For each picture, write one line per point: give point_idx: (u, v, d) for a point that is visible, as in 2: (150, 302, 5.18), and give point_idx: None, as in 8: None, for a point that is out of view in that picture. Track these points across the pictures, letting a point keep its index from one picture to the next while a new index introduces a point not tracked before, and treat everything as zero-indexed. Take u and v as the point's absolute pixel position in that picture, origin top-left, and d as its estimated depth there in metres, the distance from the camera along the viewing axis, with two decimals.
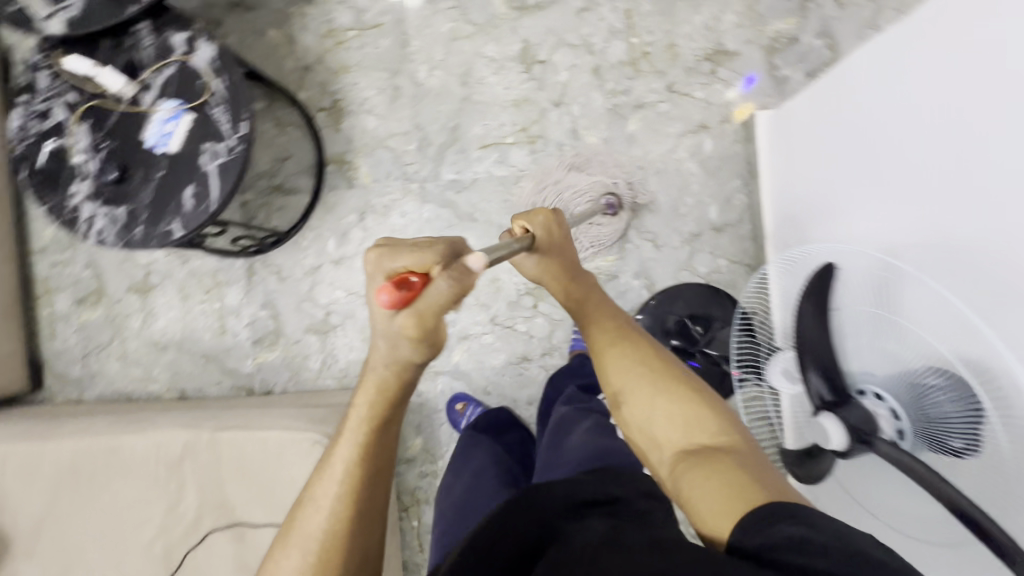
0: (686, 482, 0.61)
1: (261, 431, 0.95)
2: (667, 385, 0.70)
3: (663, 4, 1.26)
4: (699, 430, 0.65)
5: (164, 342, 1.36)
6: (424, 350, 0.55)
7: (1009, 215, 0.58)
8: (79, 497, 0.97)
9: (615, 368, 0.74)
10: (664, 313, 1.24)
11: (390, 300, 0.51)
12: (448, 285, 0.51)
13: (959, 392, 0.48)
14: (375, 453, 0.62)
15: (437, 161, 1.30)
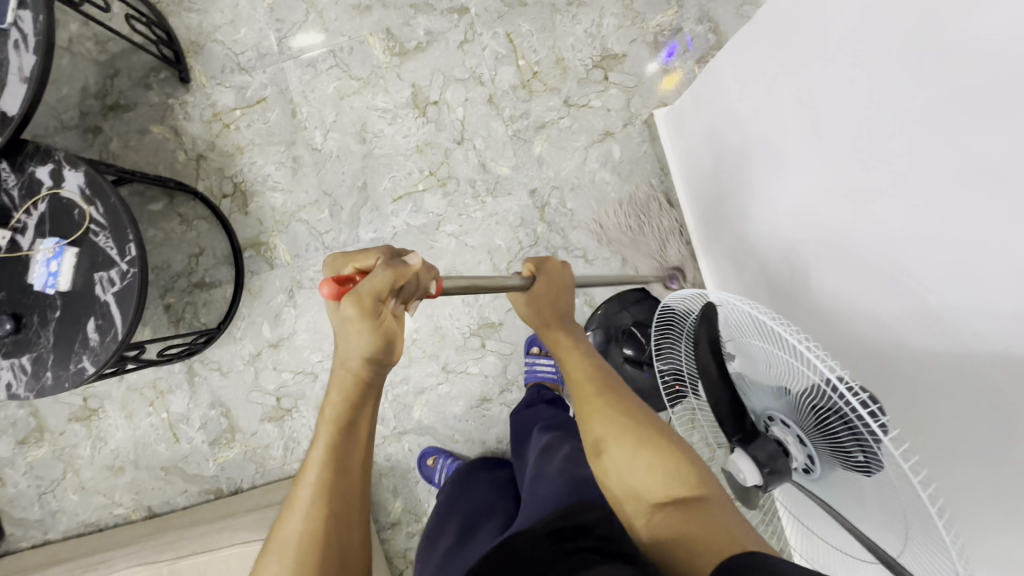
0: (672, 533, 0.56)
1: (223, 548, 0.92)
2: (646, 437, 0.66)
3: (541, 21, 1.25)
4: (677, 478, 0.61)
5: (119, 463, 1.32)
6: (371, 347, 0.56)
7: (888, 201, 0.62)
8: None
9: (596, 415, 0.70)
10: (615, 319, 1.24)
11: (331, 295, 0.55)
12: (384, 271, 0.55)
13: (836, 412, 0.48)
14: (342, 484, 0.57)
15: (353, 223, 1.27)
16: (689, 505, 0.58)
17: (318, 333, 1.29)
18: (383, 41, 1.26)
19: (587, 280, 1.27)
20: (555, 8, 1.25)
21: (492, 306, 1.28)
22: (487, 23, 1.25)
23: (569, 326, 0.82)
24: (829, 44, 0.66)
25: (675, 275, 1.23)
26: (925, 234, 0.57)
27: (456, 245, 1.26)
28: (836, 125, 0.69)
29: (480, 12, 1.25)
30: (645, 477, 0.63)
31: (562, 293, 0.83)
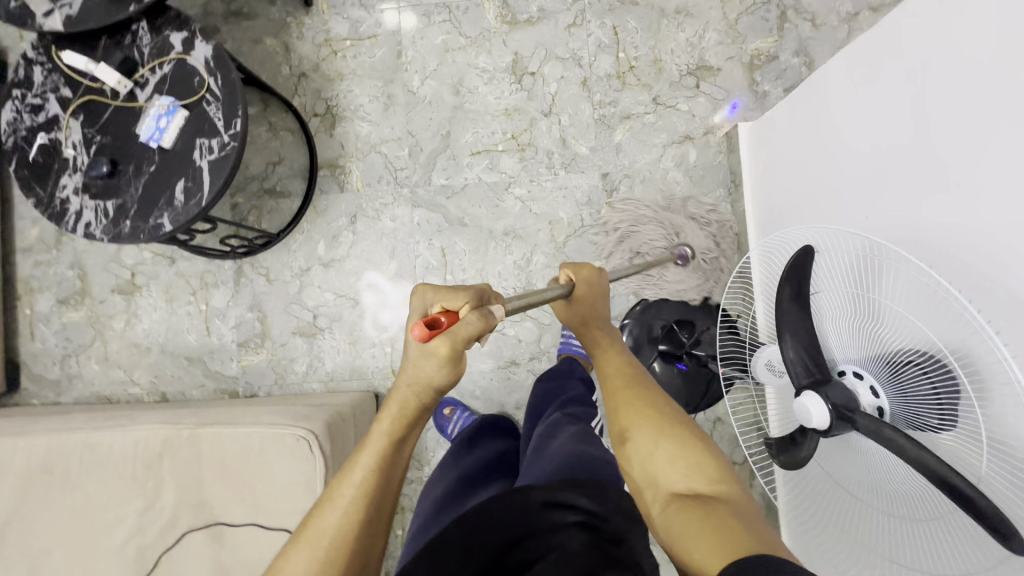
0: (679, 523, 0.58)
1: (245, 426, 0.93)
2: (670, 430, 0.69)
3: (648, 21, 1.31)
4: (697, 475, 0.64)
5: (147, 343, 1.34)
6: (446, 375, 0.59)
7: (988, 201, 0.60)
8: (51, 496, 0.94)
9: (625, 410, 0.73)
10: (650, 320, 1.26)
11: (424, 335, 0.54)
12: (477, 320, 0.57)
13: (940, 371, 0.48)
14: (388, 482, 0.58)
15: (429, 167, 1.33)
16: (706, 499, 0.60)
17: (369, 262, 1.32)
18: (497, 8, 1.33)
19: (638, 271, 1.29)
20: (664, 12, 1.31)
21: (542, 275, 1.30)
22: (597, 13, 1.32)
23: (609, 328, 0.87)
24: (949, 45, 0.66)
25: (683, 250, 1.23)
26: (997, 224, 0.58)
27: (521, 209, 1.31)
28: (918, 135, 0.72)
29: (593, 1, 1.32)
30: (664, 467, 0.66)
31: (598, 299, 0.86)
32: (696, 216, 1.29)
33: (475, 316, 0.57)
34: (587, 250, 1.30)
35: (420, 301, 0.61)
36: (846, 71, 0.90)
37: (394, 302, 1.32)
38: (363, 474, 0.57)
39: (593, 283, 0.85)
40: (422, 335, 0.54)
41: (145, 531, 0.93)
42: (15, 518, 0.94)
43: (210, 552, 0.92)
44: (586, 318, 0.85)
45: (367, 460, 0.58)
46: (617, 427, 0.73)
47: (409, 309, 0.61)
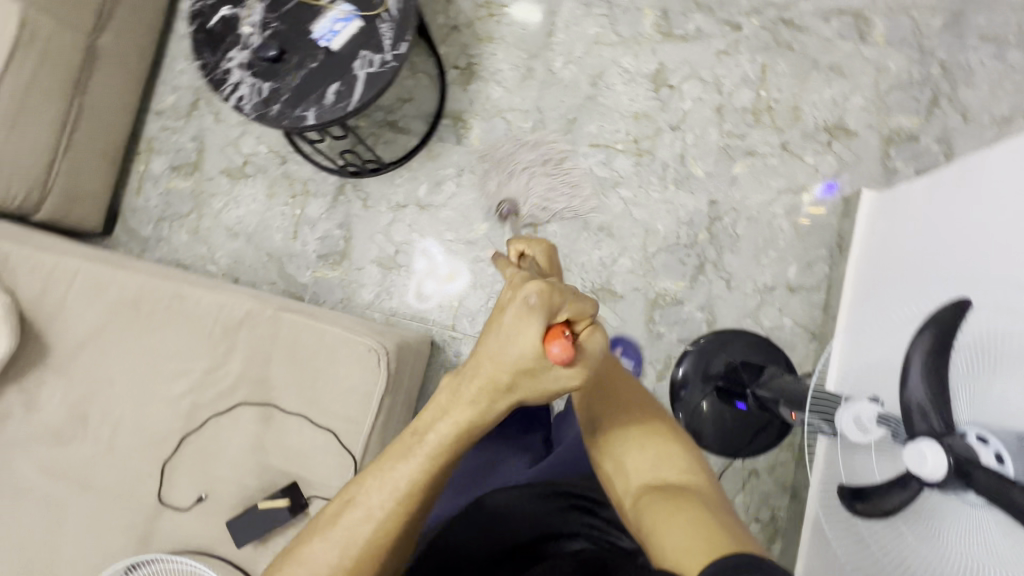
0: (649, 510, 0.57)
1: (324, 322, 0.96)
2: (638, 419, 0.68)
3: (798, 69, 1.32)
4: (667, 466, 0.62)
5: (237, 230, 1.40)
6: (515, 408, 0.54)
7: None
8: (130, 330, 0.99)
9: (598, 403, 0.71)
10: (708, 358, 1.24)
11: (564, 358, 0.48)
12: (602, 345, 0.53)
13: None
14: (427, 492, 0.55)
15: (546, 145, 1.35)
16: (675, 487, 0.59)
17: (462, 217, 1.35)
18: (656, 17, 1.36)
19: (718, 302, 1.28)
20: (816, 64, 1.32)
21: (623, 278, 1.30)
22: (751, 48, 1.33)
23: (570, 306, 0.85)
24: None
25: (505, 207, 1.30)
26: None
27: (622, 210, 1.32)
28: None
29: (750, 36, 1.33)
30: (634, 456, 0.65)
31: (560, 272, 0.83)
32: (791, 267, 1.28)
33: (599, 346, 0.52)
34: (673, 267, 1.29)
35: (543, 303, 0.48)
36: (994, 166, 0.83)
37: (444, 270, 1.34)
38: (399, 491, 0.53)
39: (548, 261, 0.76)
40: (561, 358, 0.47)
41: (203, 389, 0.97)
42: (93, 341, 1.00)
43: (256, 429, 0.95)
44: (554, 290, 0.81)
45: (402, 476, 0.53)
46: (588, 419, 0.71)
47: (523, 306, 0.48)
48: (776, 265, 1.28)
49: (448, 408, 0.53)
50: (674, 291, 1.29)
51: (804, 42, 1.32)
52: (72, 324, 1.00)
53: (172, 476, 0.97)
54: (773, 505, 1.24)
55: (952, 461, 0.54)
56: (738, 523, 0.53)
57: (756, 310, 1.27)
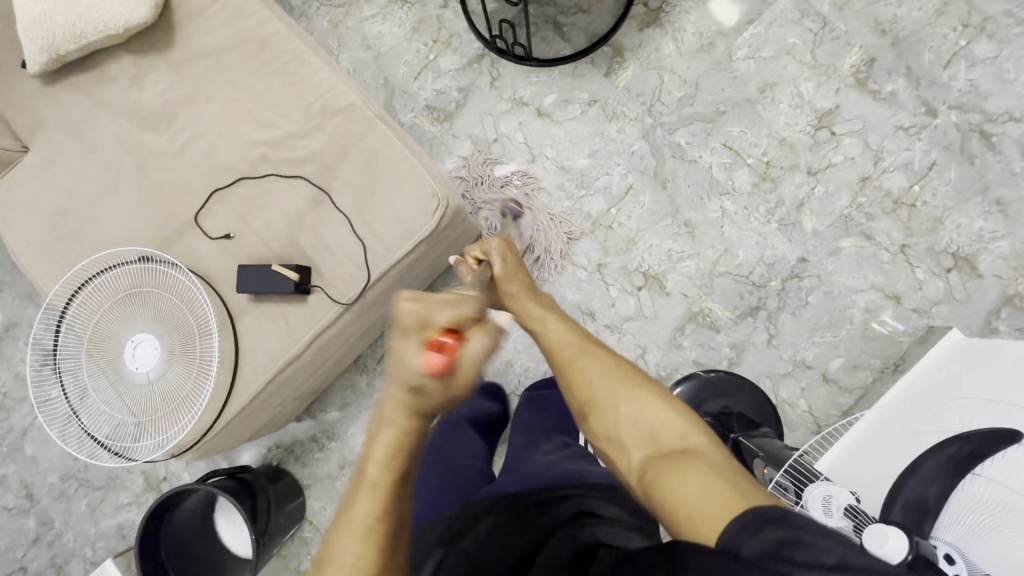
0: (657, 481, 0.60)
1: (408, 149, 0.97)
2: (628, 385, 0.71)
3: (965, 185, 1.21)
4: (662, 433, 0.66)
5: (370, 43, 1.41)
6: (440, 409, 0.60)
7: None
8: (247, 64, 1.02)
9: (586, 378, 0.74)
10: (703, 396, 1.21)
11: (438, 366, 0.56)
12: (483, 342, 0.59)
13: None
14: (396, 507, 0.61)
15: (683, 121, 1.30)
16: (679, 452, 0.62)
17: (569, 142, 1.32)
18: (861, 60, 1.26)
19: (750, 349, 1.24)
20: (985, 190, 1.21)
21: (678, 278, 1.27)
22: (932, 140, 1.23)
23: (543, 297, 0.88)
24: None
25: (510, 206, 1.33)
26: None
27: (716, 218, 1.27)
28: None
29: (939, 128, 1.23)
30: (629, 428, 0.67)
31: (518, 267, 0.89)
32: (838, 358, 1.22)
33: (482, 338, 0.59)
34: (730, 295, 1.25)
35: (414, 317, 0.60)
36: None
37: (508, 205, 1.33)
38: (372, 486, 0.61)
39: (504, 254, 0.89)
40: (438, 368, 0.56)
41: (277, 148, 1.00)
42: (210, 56, 1.03)
43: (302, 207, 0.98)
44: (522, 284, 0.87)
45: (374, 473, 0.61)
46: (579, 400, 0.73)
47: (404, 322, 0.61)
48: (825, 349, 1.22)
49: (392, 417, 0.61)
50: (717, 317, 1.25)
51: (988, 162, 1.21)
52: (202, 33, 1.04)
53: (215, 206, 1.01)
54: None
55: (908, 557, 0.51)
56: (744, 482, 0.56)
57: (780, 377, 1.23)
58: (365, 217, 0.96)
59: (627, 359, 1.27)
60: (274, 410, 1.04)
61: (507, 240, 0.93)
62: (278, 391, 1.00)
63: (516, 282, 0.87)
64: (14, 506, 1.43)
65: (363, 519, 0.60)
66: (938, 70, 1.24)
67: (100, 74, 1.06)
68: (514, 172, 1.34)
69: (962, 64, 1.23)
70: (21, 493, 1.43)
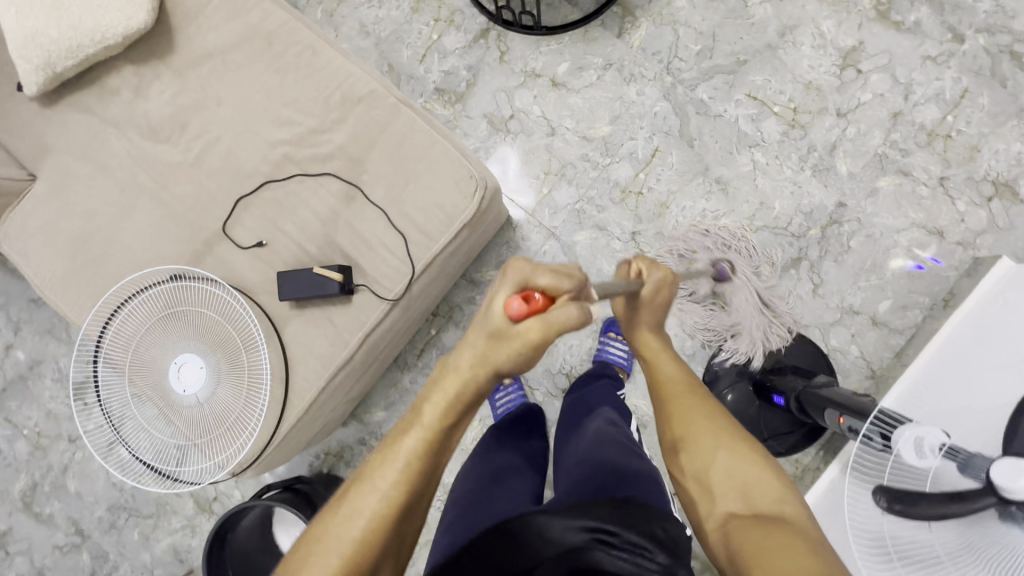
0: (735, 539, 0.61)
1: (438, 133, 0.92)
2: (738, 441, 0.70)
3: (999, 109, 1.18)
4: (755, 493, 0.65)
5: (370, 30, 1.35)
6: (517, 362, 0.60)
7: None
8: (256, 61, 0.97)
9: (694, 421, 0.73)
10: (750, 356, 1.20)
11: (521, 312, 0.56)
12: (575, 313, 0.57)
13: None
14: (429, 462, 0.63)
15: (703, 76, 1.25)
16: (766, 515, 0.61)
17: (588, 111, 1.28)
18: None
19: (796, 301, 1.22)
20: (1021, 113, 1.18)
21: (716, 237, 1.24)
22: (961, 66, 1.20)
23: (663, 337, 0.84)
24: None
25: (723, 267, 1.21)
26: None
27: (747, 172, 1.24)
28: None
29: (967, 53, 1.19)
30: (720, 480, 0.68)
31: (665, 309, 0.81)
32: (885, 300, 1.20)
33: (573, 308, 0.57)
34: (770, 249, 1.23)
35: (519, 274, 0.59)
36: None
37: (512, 185, 1.30)
38: (422, 427, 0.63)
39: (661, 288, 0.81)
40: (518, 316, 0.57)
41: (299, 146, 0.95)
42: (215, 57, 0.98)
43: (333, 205, 0.94)
44: (654, 317, 0.83)
45: (430, 417, 0.63)
46: (678, 438, 0.74)
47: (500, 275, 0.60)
48: (872, 293, 1.20)
49: (456, 363, 0.62)
50: (759, 272, 1.23)
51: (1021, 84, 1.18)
52: (203, 34, 0.98)
53: (242, 213, 0.97)
54: None
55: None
56: (834, 560, 0.54)
57: (829, 325, 1.21)
58: (402, 208, 0.92)
59: (671, 326, 1.25)
60: (328, 416, 1.02)
61: (675, 276, 0.83)
62: (332, 397, 0.97)
63: (652, 313, 0.82)
64: (65, 543, 1.41)
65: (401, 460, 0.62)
66: None
67: (101, 88, 1.01)
68: (535, 148, 1.29)
69: None
70: (71, 529, 1.41)
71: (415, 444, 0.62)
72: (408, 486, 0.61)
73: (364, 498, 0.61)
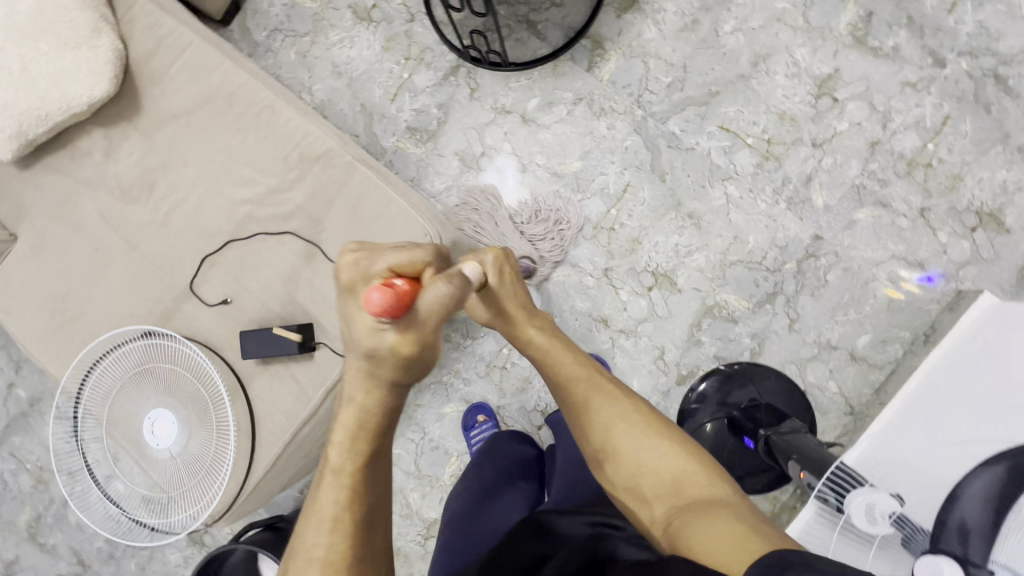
0: (680, 531, 0.61)
1: (393, 190, 0.93)
2: (648, 428, 0.73)
3: (983, 136, 1.14)
4: (685, 484, 0.68)
5: (342, 70, 1.36)
6: (406, 375, 0.52)
7: None
8: (218, 122, 0.99)
9: (602, 417, 0.75)
10: (728, 393, 1.18)
11: (385, 302, 0.47)
12: (446, 289, 0.51)
13: None
14: (365, 496, 0.57)
15: (675, 109, 1.23)
16: (701, 504, 0.64)
17: (559, 146, 1.27)
18: (857, 16, 1.18)
19: (772, 337, 1.20)
20: (1006, 139, 1.13)
21: (689, 272, 1.22)
22: (942, 92, 1.15)
23: (540, 315, 0.84)
24: None
25: (527, 263, 1.25)
26: None
27: (720, 205, 1.22)
28: None
29: (949, 78, 1.15)
30: (649, 479, 0.69)
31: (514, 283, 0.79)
32: (864, 335, 1.17)
33: (443, 283, 0.51)
34: (745, 284, 1.21)
35: (353, 268, 0.54)
36: None
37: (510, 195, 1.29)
38: (334, 473, 0.56)
39: (500, 268, 0.78)
40: (384, 309, 0.47)
41: (261, 205, 0.97)
42: (179, 118, 1.00)
43: (294, 262, 0.96)
44: (524, 301, 0.82)
45: (337, 458, 0.56)
46: (594, 444, 0.74)
47: (348, 278, 0.55)
48: (850, 328, 1.18)
49: (350, 394, 0.53)
50: (734, 307, 1.21)
51: (1006, 109, 1.13)
52: (167, 96, 1.01)
53: (208, 272, 0.99)
54: None
55: None
56: (763, 528, 0.58)
57: (806, 361, 1.19)
58: None
59: (645, 362, 1.24)
60: (298, 465, 1.04)
61: (504, 250, 0.81)
62: (300, 448, 0.99)
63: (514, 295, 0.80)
64: (68, 572, 1.47)
65: (330, 511, 0.56)
66: (943, 17, 1.15)
67: (74, 150, 1.04)
68: (507, 184, 1.29)
69: (969, 5, 1.15)
70: (73, 559, 1.47)
71: (338, 492, 0.56)
72: (347, 535, 0.56)
73: (305, 550, 0.56)
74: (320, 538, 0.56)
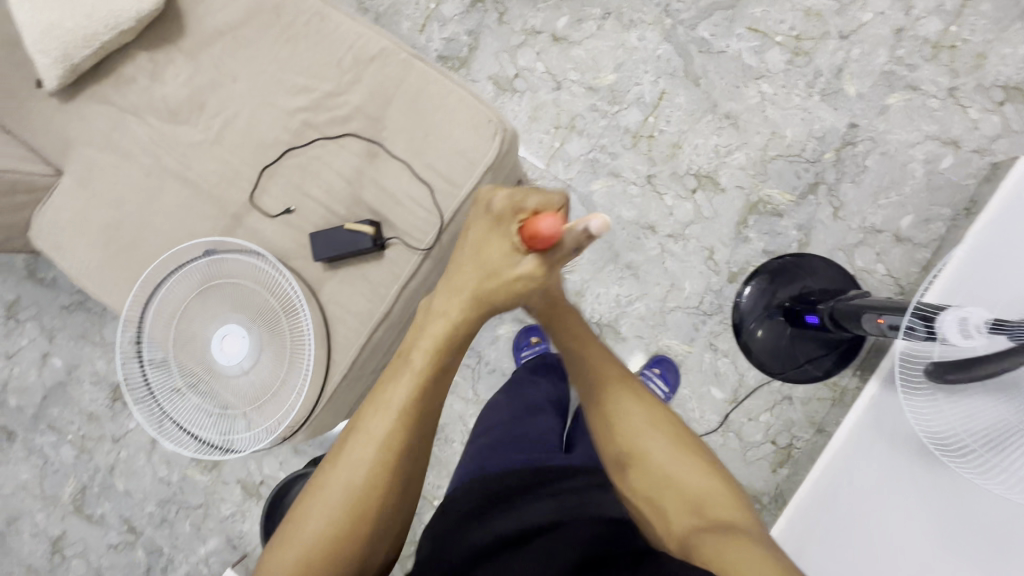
0: (700, 552, 0.59)
1: (451, 81, 0.94)
2: (681, 443, 0.71)
3: (1001, 14, 1.19)
4: (709, 505, 0.65)
5: (368, 7, 1.37)
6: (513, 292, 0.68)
7: None
8: (266, 33, 0.99)
9: (632, 426, 0.72)
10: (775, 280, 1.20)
11: (548, 229, 0.60)
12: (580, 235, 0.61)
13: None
14: (424, 402, 0.67)
15: (703, 14, 1.26)
16: (725, 526, 0.62)
17: (591, 61, 1.29)
18: None
19: (818, 226, 1.22)
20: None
21: (731, 171, 1.25)
22: None
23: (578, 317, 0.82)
24: None
25: None
26: None
27: (756, 104, 1.24)
28: None
29: None
30: (670, 494, 0.66)
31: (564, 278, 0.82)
32: (907, 216, 1.20)
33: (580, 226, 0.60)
34: (787, 177, 1.23)
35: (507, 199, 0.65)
36: None
37: None
38: (416, 373, 0.67)
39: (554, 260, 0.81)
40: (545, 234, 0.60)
41: (317, 111, 0.97)
42: (226, 35, 1.00)
43: (356, 164, 0.96)
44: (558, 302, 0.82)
45: (420, 361, 0.68)
46: (620, 446, 0.71)
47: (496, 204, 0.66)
48: (892, 210, 1.21)
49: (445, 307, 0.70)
50: (778, 201, 1.23)
51: None
52: (212, 13, 1.00)
53: (268, 183, 0.99)
54: (794, 434, 1.22)
55: None
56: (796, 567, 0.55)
57: (853, 247, 1.21)
58: (424, 160, 0.94)
59: (695, 264, 1.25)
60: (369, 378, 1.03)
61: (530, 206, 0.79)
62: (373, 355, 0.99)
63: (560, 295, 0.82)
64: (119, 541, 1.43)
65: (400, 402, 0.66)
66: None
67: (117, 78, 1.03)
68: (543, 104, 1.31)
69: None
70: (123, 528, 1.43)
71: (403, 396, 0.66)
72: (406, 428, 0.65)
73: (362, 446, 0.64)
74: (386, 423, 0.65)
